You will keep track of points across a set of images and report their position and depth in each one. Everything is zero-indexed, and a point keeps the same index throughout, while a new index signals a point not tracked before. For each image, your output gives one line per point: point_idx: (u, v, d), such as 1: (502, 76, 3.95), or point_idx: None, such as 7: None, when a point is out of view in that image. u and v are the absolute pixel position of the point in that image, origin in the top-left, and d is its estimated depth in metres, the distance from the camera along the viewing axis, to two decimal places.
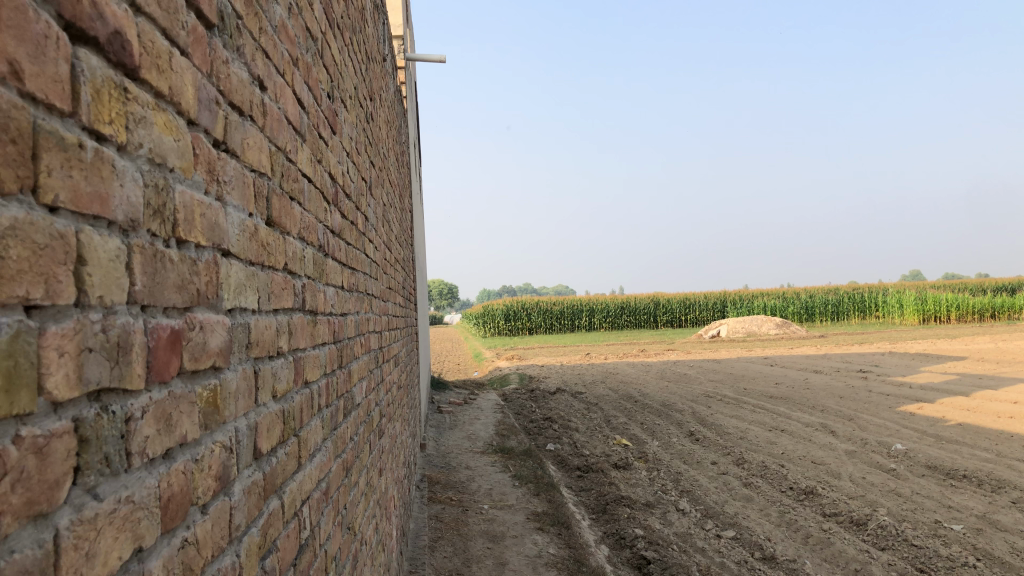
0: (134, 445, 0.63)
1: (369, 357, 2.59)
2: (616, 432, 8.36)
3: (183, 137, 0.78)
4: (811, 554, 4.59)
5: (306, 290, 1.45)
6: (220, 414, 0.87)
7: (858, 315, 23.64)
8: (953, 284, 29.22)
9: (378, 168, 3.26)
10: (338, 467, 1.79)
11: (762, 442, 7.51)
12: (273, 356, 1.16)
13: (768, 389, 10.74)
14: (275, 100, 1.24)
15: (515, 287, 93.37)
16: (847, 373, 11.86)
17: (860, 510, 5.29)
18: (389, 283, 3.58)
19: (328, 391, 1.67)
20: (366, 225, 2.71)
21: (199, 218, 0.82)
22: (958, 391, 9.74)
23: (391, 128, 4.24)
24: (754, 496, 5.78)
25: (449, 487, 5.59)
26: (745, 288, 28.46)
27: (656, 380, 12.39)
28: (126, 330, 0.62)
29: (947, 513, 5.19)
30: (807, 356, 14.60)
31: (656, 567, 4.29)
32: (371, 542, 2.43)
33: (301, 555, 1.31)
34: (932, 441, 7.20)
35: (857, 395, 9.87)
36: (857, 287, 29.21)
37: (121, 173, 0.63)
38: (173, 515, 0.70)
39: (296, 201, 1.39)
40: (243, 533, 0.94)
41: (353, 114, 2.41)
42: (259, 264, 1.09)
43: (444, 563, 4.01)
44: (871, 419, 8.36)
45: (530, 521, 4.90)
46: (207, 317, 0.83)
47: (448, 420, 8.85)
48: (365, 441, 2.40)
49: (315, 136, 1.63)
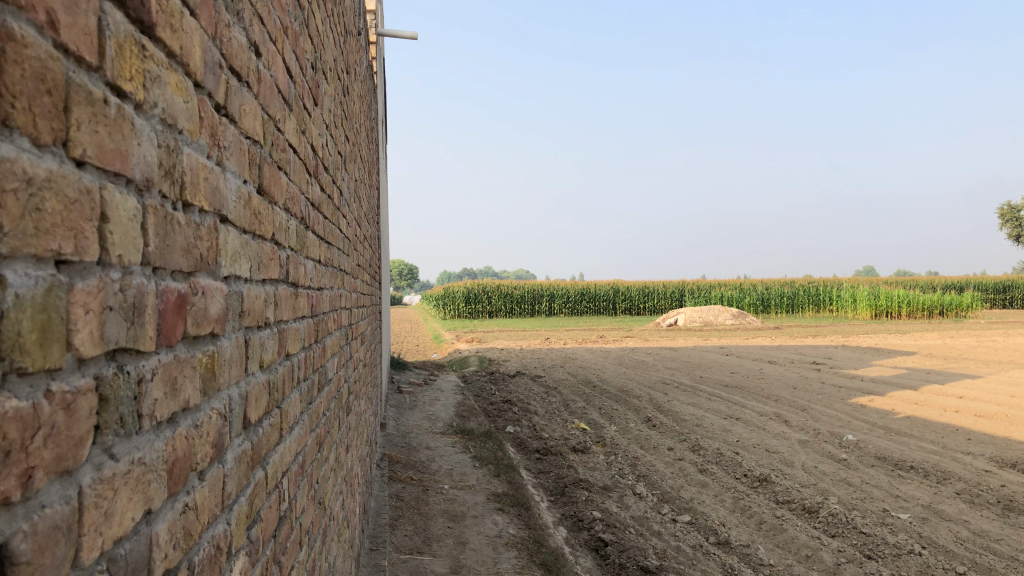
0: (145, 408, 0.63)
1: (341, 333, 2.58)
2: (575, 416, 8.45)
3: (192, 100, 0.77)
4: (764, 540, 4.70)
5: (291, 262, 1.44)
6: (216, 381, 0.87)
7: (813, 309, 24.09)
8: (906, 281, 29.88)
9: (352, 143, 3.24)
10: (313, 442, 1.79)
11: (717, 430, 7.64)
12: (261, 326, 1.15)
13: (723, 378, 10.92)
14: (268, 68, 1.23)
15: (475, 271, 93.35)
16: (800, 364, 12.09)
17: (812, 497, 5.42)
18: (357, 260, 3.57)
19: (305, 364, 1.66)
20: (341, 200, 2.70)
21: (203, 183, 0.81)
22: (907, 385, 10.00)
23: (363, 104, 4.20)
24: (710, 482, 5.89)
25: (410, 466, 5.59)
26: (703, 279, 28.83)
27: (614, 366, 12.51)
28: (141, 291, 0.61)
29: (894, 502, 5.34)
30: (762, 347, 14.85)
31: (612, 549, 4.35)
32: (339, 519, 2.43)
33: (281, 527, 1.31)
34: (881, 433, 7.39)
35: (810, 386, 10.08)
36: (811, 281, 29.76)
37: (139, 132, 0.62)
38: (176, 479, 0.70)
39: (284, 171, 1.38)
40: (233, 502, 0.94)
41: (331, 88, 2.38)
42: (251, 234, 1.08)
43: (405, 542, 4.01)
44: (823, 410, 8.56)
45: (490, 502, 4.93)
46: (208, 284, 0.83)
47: (408, 400, 8.85)
48: (335, 417, 2.40)
49: (301, 107, 1.61)
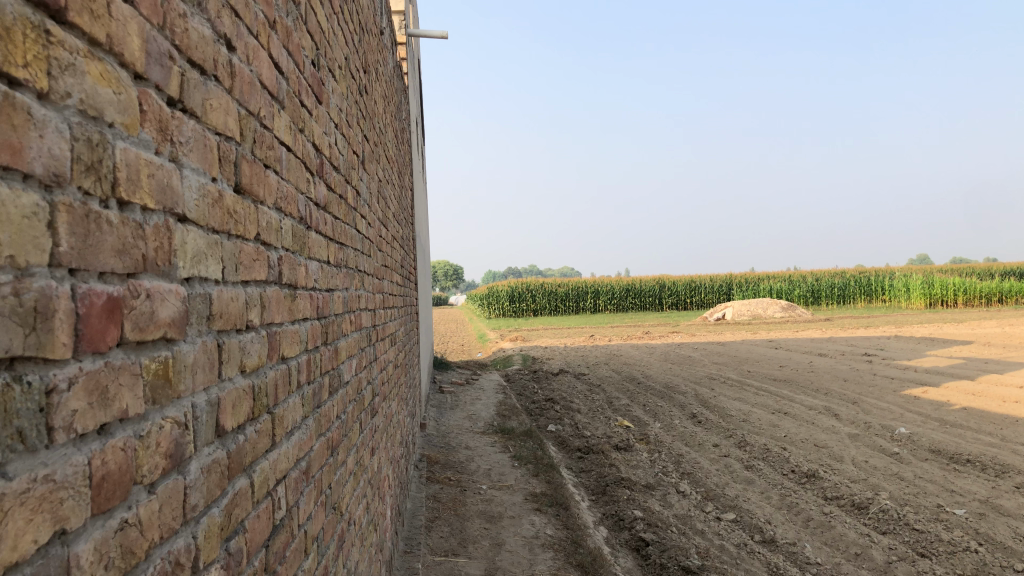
0: (58, 420, 0.58)
1: (361, 334, 2.56)
2: (618, 414, 8.35)
3: (127, 92, 0.73)
4: (811, 538, 4.57)
5: (284, 263, 1.40)
6: (172, 389, 0.82)
7: (864, 300, 23.51)
8: (963, 268, 29.04)
9: (373, 142, 3.21)
10: (322, 447, 1.75)
11: (764, 425, 7.48)
12: (242, 330, 1.11)
13: (772, 372, 10.70)
14: (247, 63, 1.18)
15: (521, 269, 93.41)
16: (852, 356, 11.81)
17: (861, 493, 5.26)
18: (384, 261, 3.54)
19: (309, 368, 1.61)
20: (360, 200, 2.67)
21: (148, 180, 0.77)
22: (964, 375, 9.68)
23: (389, 104, 4.17)
24: (755, 479, 5.75)
25: (449, 467, 5.56)
26: (751, 272, 28.44)
27: (660, 362, 12.36)
28: (47, 294, 0.57)
29: (949, 497, 5.15)
30: (811, 339, 14.56)
31: (653, 548, 4.26)
32: (361, 524, 2.39)
33: (276, 537, 1.26)
34: (936, 425, 7.16)
35: (862, 378, 9.84)
36: (862, 271, 29.13)
37: (40, 123, 0.58)
38: (108, 495, 0.66)
39: (273, 169, 1.34)
40: (200, 515, 0.89)
41: (343, 86, 2.34)
42: (224, 233, 1.04)
43: (440, 543, 3.98)
44: (874, 403, 8.33)
45: (528, 502, 4.88)
46: (157, 285, 0.79)
47: (449, 400, 8.84)
48: (355, 420, 2.37)
49: (296, 104, 1.57)
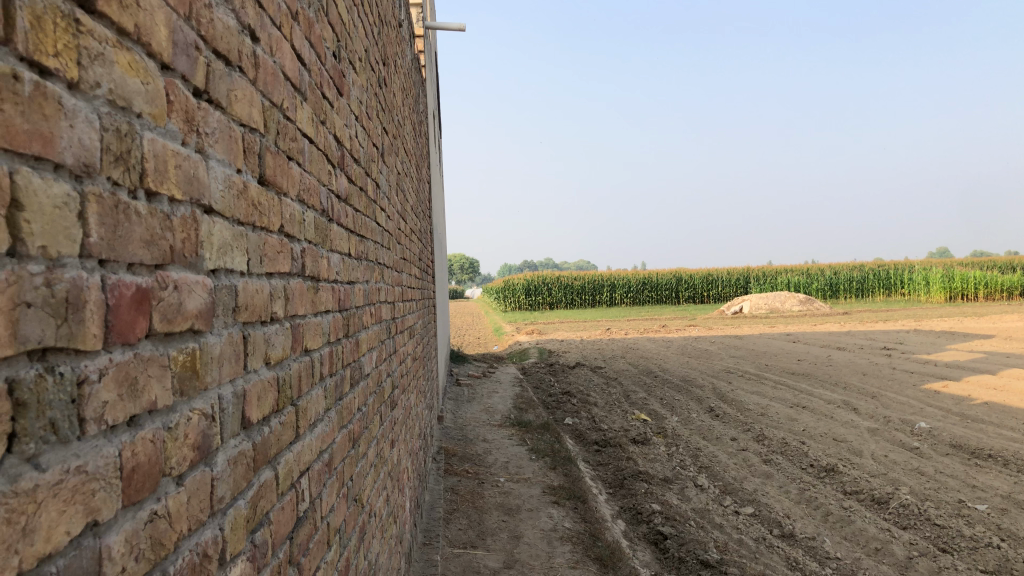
0: (89, 411, 0.58)
1: (381, 326, 2.57)
2: (635, 407, 8.33)
3: (154, 82, 0.73)
4: (831, 532, 4.54)
5: (307, 255, 1.40)
6: (199, 380, 0.82)
7: (883, 293, 23.33)
8: (983, 262, 28.77)
9: (392, 135, 3.20)
10: (343, 439, 1.75)
11: (782, 419, 7.45)
12: (266, 322, 1.11)
13: (790, 366, 10.64)
14: (270, 54, 1.18)
15: (537, 262, 93.41)
16: (871, 350, 11.72)
17: (881, 488, 5.22)
18: (403, 254, 3.53)
19: (332, 360, 1.61)
20: (380, 192, 2.67)
21: (175, 171, 0.77)
22: (985, 369, 9.59)
23: (408, 97, 4.17)
24: (773, 473, 5.72)
25: (466, 459, 5.57)
26: (768, 266, 28.31)
27: (677, 356, 12.32)
28: (78, 285, 0.56)
29: (970, 493, 5.10)
30: (829, 333, 14.46)
31: (672, 542, 4.25)
32: (382, 516, 2.40)
33: (299, 528, 1.27)
34: (957, 420, 7.09)
35: (881, 372, 9.77)
36: (881, 264, 28.92)
37: (70, 113, 0.57)
38: (138, 486, 0.65)
39: (296, 161, 1.34)
40: (227, 506, 0.89)
41: (363, 78, 2.33)
42: (249, 225, 1.04)
43: (459, 536, 3.99)
44: (894, 397, 8.26)
45: (546, 495, 4.88)
46: (184, 277, 0.78)
47: (466, 393, 8.85)
48: (376, 412, 2.37)
49: (319, 96, 1.57)
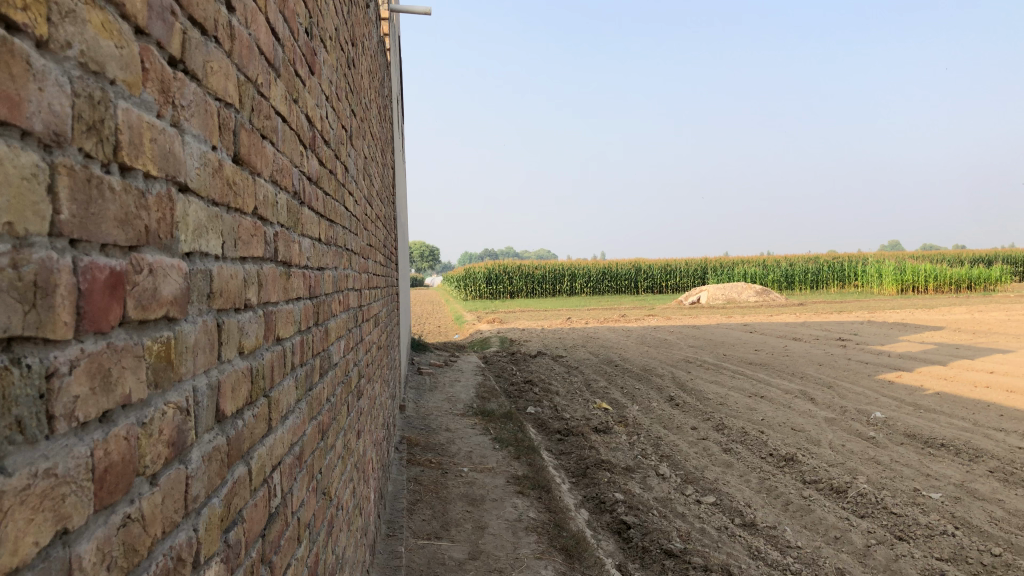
0: (59, 408, 0.52)
1: (348, 314, 2.50)
2: (596, 396, 8.35)
3: (129, 47, 0.67)
4: (791, 521, 4.58)
5: (279, 239, 1.34)
6: (174, 372, 0.76)
7: (837, 284, 23.72)
8: (932, 255, 29.43)
9: (359, 118, 3.12)
10: (313, 431, 1.69)
11: (741, 408, 7.52)
12: (240, 310, 1.05)
13: (748, 356, 10.76)
14: (245, 26, 1.11)
15: (496, 251, 93.41)
16: (826, 341, 11.91)
17: (840, 477, 5.29)
18: (369, 241, 3.46)
19: (302, 349, 1.55)
20: (347, 176, 2.59)
21: (149, 144, 0.71)
22: (936, 360, 9.80)
23: (373, 80, 4.08)
24: (734, 462, 5.77)
25: (429, 449, 5.52)
26: (725, 257, 28.65)
27: (637, 345, 12.39)
28: (48, 267, 0.51)
29: (925, 481, 5.19)
30: (786, 324, 14.67)
31: (635, 532, 4.25)
32: (348, 509, 2.34)
33: (271, 525, 1.21)
34: (910, 410, 7.22)
35: (836, 362, 9.92)
36: (834, 256, 29.44)
37: (40, 76, 0.51)
38: (111, 489, 0.60)
39: (269, 140, 1.27)
40: (201, 505, 0.83)
41: (333, 58, 2.26)
42: (224, 206, 0.98)
43: (423, 527, 3.94)
44: (849, 387, 8.40)
45: (510, 484, 4.85)
46: (159, 260, 0.72)
47: (428, 382, 8.80)
48: (343, 402, 2.31)
49: (291, 73, 1.50)
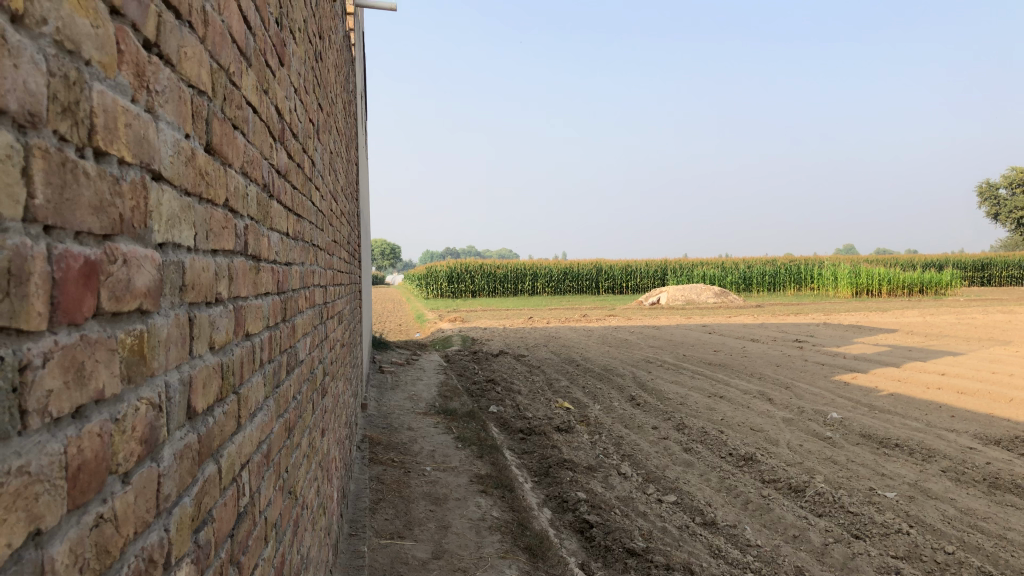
0: (31, 402, 0.50)
1: (315, 311, 2.47)
2: (558, 395, 8.37)
3: (105, 27, 0.64)
4: (751, 520, 4.63)
5: (250, 232, 1.31)
6: (147, 366, 0.74)
7: (794, 287, 24.10)
8: (886, 260, 30.05)
9: (326, 112, 3.08)
10: (280, 428, 1.66)
11: (701, 408, 7.59)
12: (212, 303, 1.02)
13: (707, 356, 10.87)
14: (218, 12, 1.08)
15: (458, 250, 93.28)
16: (784, 342, 12.08)
17: (798, 476, 5.36)
18: (334, 237, 3.42)
19: (270, 346, 1.52)
20: (314, 170, 2.55)
21: (125, 129, 0.68)
22: (890, 362, 9.99)
23: (338, 75, 4.04)
24: (694, 461, 5.82)
25: (391, 448, 5.48)
26: (685, 259, 28.93)
27: (598, 345, 12.44)
28: (22, 255, 0.48)
29: (881, 481, 5.29)
30: (744, 325, 14.85)
31: (598, 531, 4.26)
32: (313, 507, 2.30)
33: (240, 525, 1.18)
34: (866, 411, 7.36)
35: (794, 363, 10.07)
36: (791, 259, 29.93)
37: (15, 51, 0.49)
38: (84, 487, 0.57)
39: (240, 131, 1.24)
40: (173, 505, 0.81)
41: (301, 50, 2.22)
42: (196, 196, 0.95)
43: (385, 526, 3.91)
44: (806, 388, 8.53)
45: (473, 484, 4.83)
46: (134, 250, 0.70)
47: (390, 380, 8.74)
48: (308, 399, 2.28)
49: (262, 64, 1.47)
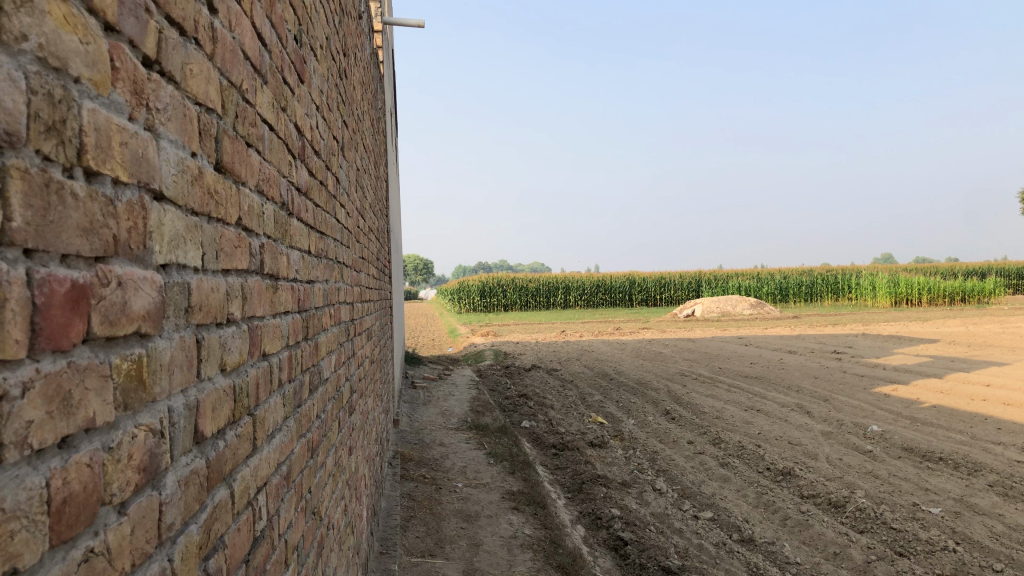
0: (9, 435, 0.47)
1: (340, 328, 2.46)
2: (591, 410, 8.29)
3: (97, 43, 0.62)
4: (789, 537, 4.53)
5: (266, 251, 1.30)
6: (147, 391, 0.72)
7: (831, 297, 23.74)
8: (926, 269, 29.47)
9: (352, 128, 3.07)
10: (302, 448, 1.63)
11: (738, 422, 7.47)
12: (223, 324, 1.00)
13: (743, 369, 10.71)
14: (229, 29, 1.07)
15: (491, 264, 93.44)
16: (821, 354, 11.86)
17: (838, 491, 5.23)
18: (361, 253, 3.41)
19: (290, 365, 1.50)
20: (339, 187, 2.55)
21: (119, 148, 0.66)
22: (932, 373, 9.75)
23: (366, 93, 4.05)
24: (731, 476, 5.72)
25: (423, 464, 5.46)
26: (720, 271, 28.66)
27: (632, 358, 12.33)
28: None
29: (924, 496, 5.14)
30: (781, 336, 14.63)
31: (632, 548, 4.18)
32: (339, 527, 2.28)
33: (256, 549, 1.16)
34: (907, 423, 7.18)
35: (832, 375, 9.87)
36: (829, 268, 29.48)
37: None
38: (71, 521, 0.55)
39: (255, 148, 1.23)
40: (177, 534, 0.78)
41: (324, 67, 2.22)
42: (204, 215, 0.93)
43: (417, 544, 3.88)
44: (845, 400, 8.35)
45: (505, 500, 4.79)
46: (129, 271, 0.68)
47: (422, 395, 8.73)
48: (334, 418, 2.26)
49: (279, 81, 1.46)
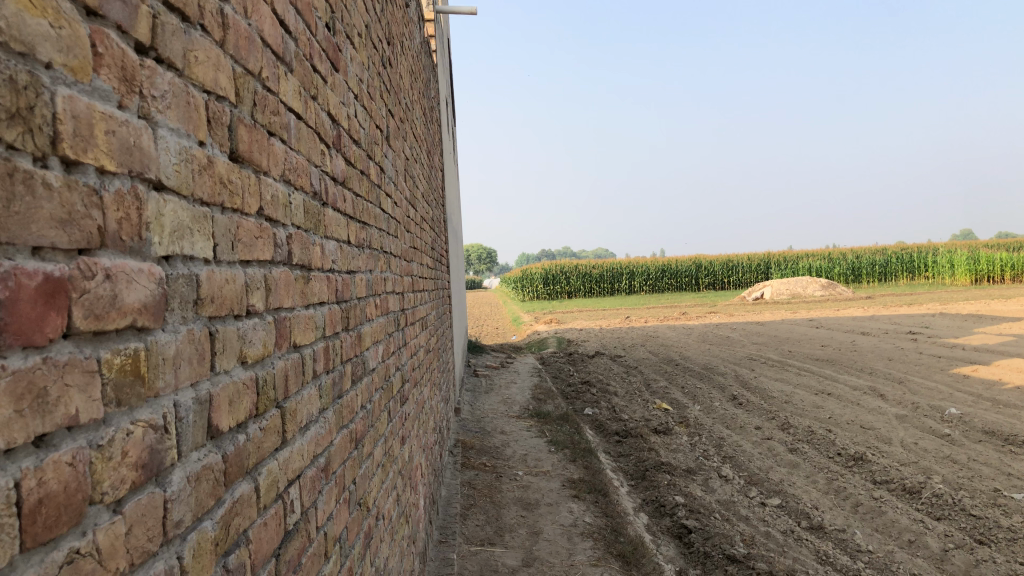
0: None
1: (388, 318, 2.44)
2: (656, 396, 8.18)
3: (73, 27, 0.60)
4: (861, 524, 4.38)
5: (295, 241, 1.28)
6: (145, 387, 0.70)
7: (907, 276, 22.94)
8: (1006, 244, 28.27)
9: (398, 116, 3.05)
10: (343, 440, 1.62)
11: (807, 406, 7.27)
12: (241, 316, 0.98)
13: (814, 352, 10.43)
14: (244, 15, 1.05)
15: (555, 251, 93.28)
16: (897, 335, 11.47)
17: (913, 477, 5.04)
18: (412, 243, 3.39)
19: (327, 356, 1.49)
20: (383, 177, 2.52)
21: (104, 137, 0.64)
22: (1015, 352, 9.33)
23: (415, 81, 4.01)
24: (800, 462, 5.56)
25: (483, 452, 5.46)
26: (789, 253, 28.01)
27: (698, 343, 12.13)
28: None
29: (1006, 481, 4.92)
30: (853, 317, 14.21)
31: (696, 536, 4.10)
32: (391, 517, 2.27)
33: (288, 543, 1.14)
34: (989, 406, 6.88)
35: (908, 357, 9.53)
36: (903, 247, 28.52)
37: None
38: (49, 520, 0.53)
39: (278, 137, 1.21)
40: (188, 530, 0.77)
41: (363, 54, 2.19)
42: (215, 205, 0.91)
43: (476, 532, 3.88)
44: (922, 382, 8.05)
45: (565, 488, 4.75)
46: (120, 264, 0.66)
47: (484, 384, 8.75)
48: (382, 409, 2.25)
49: (308, 69, 1.44)
